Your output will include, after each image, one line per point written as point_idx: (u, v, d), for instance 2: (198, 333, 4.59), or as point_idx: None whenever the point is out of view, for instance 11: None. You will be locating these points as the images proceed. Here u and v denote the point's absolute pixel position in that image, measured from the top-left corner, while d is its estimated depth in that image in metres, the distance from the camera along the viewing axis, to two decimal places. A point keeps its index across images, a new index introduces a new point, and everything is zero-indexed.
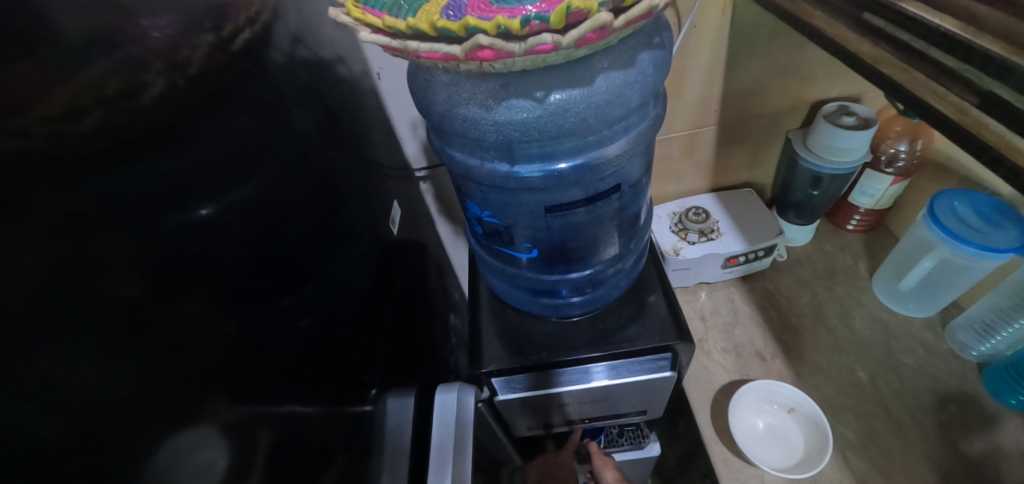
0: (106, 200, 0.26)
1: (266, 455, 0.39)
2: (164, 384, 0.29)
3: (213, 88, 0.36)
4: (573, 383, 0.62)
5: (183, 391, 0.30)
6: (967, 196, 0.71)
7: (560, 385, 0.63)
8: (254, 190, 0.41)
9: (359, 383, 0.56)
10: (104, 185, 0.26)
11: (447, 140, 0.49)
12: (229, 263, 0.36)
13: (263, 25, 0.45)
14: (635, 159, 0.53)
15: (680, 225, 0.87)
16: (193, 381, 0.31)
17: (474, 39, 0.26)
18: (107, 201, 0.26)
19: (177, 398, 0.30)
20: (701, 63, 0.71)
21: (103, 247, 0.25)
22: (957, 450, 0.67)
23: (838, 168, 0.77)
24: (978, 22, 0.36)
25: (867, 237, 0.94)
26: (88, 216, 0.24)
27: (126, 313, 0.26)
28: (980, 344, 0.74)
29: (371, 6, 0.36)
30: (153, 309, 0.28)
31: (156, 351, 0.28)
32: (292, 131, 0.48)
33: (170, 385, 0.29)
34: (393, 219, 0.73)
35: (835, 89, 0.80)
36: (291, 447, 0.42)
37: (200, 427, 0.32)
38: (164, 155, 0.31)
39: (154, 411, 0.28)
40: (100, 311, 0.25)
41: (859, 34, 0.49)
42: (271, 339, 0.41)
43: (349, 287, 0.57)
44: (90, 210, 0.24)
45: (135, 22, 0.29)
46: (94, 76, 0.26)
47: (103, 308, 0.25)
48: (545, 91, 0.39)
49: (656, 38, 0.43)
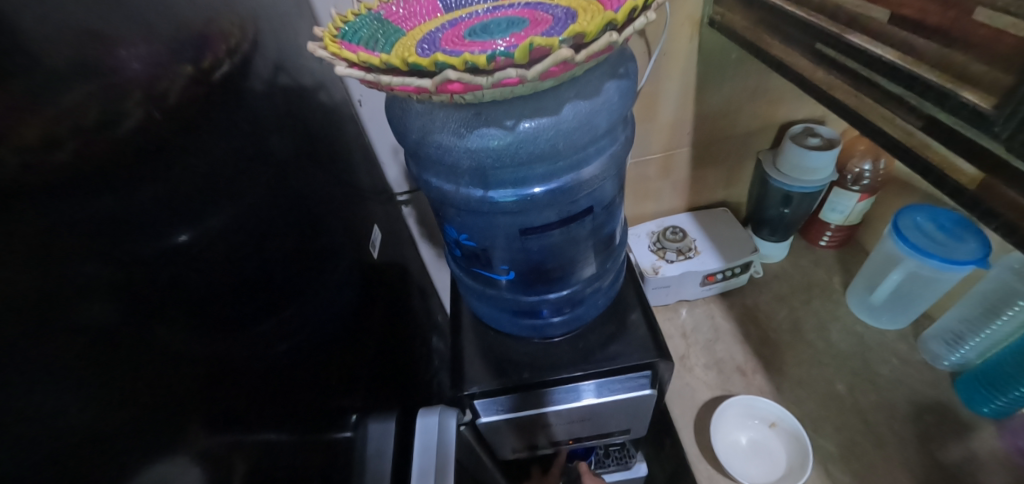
0: (79, 230, 0.26)
1: None
2: (135, 414, 0.29)
3: (193, 117, 0.37)
4: (563, 402, 0.62)
5: (155, 421, 0.30)
6: (927, 211, 0.74)
7: (550, 404, 0.62)
8: (232, 217, 0.41)
9: (337, 409, 0.55)
10: (78, 211, 0.26)
11: (424, 166, 0.50)
12: (206, 290, 0.37)
13: (243, 55, 0.46)
14: (607, 181, 0.55)
15: (659, 244, 0.88)
16: (168, 409, 0.31)
17: (443, 74, 0.27)
18: (81, 229, 0.26)
19: (148, 429, 0.29)
20: (671, 88, 0.74)
21: (75, 275, 0.26)
22: (935, 458, 0.68)
23: (806, 186, 0.80)
24: (916, 52, 0.39)
25: (840, 252, 0.97)
26: (61, 242, 0.25)
27: (100, 340, 0.27)
28: (951, 354, 0.76)
29: (348, 40, 0.38)
30: (125, 337, 0.28)
31: (129, 378, 0.28)
32: (271, 158, 0.49)
33: (143, 415, 0.29)
34: (375, 242, 0.73)
35: (801, 111, 0.84)
36: (267, 476, 0.42)
37: (175, 456, 0.31)
38: (143, 182, 0.31)
39: (126, 440, 0.28)
40: (70, 339, 0.25)
41: (813, 62, 0.52)
42: (249, 366, 0.41)
43: (328, 311, 0.57)
44: (58, 238, 0.25)
45: (113, 52, 0.30)
46: (72, 106, 0.26)
47: (75, 336, 0.25)
48: (515, 120, 0.41)
49: (620, 68, 0.45)
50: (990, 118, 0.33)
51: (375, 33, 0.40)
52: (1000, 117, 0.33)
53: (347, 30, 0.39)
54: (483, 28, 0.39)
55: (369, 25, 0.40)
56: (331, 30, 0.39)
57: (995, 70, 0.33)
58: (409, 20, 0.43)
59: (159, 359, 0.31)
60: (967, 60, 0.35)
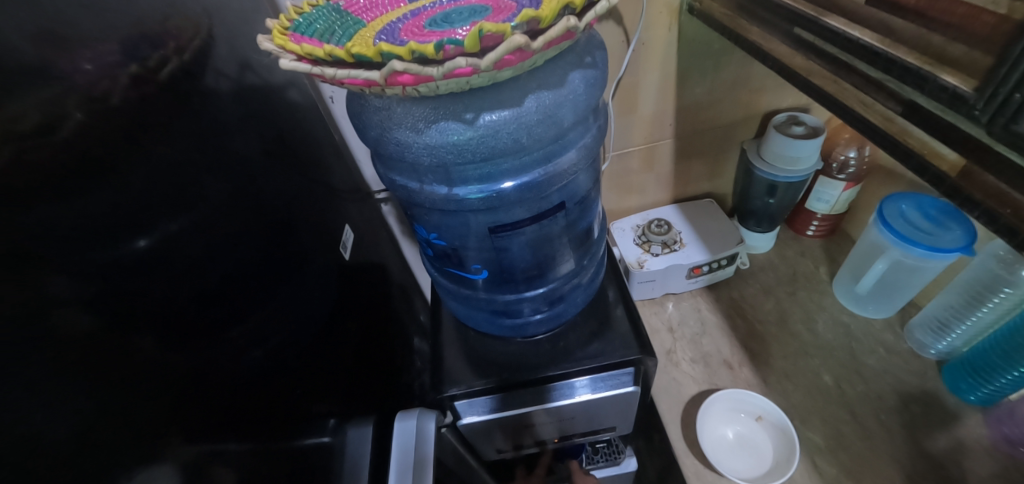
0: (24, 238, 0.25)
1: None
2: (99, 428, 0.28)
3: (148, 116, 0.35)
4: (561, 399, 0.62)
5: (121, 434, 0.29)
6: (912, 199, 0.73)
7: (552, 400, 0.62)
8: (197, 219, 0.39)
9: (315, 414, 0.54)
10: (23, 221, 0.25)
11: (388, 165, 0.48)
12: (175, 296, 0.35)
13: (199, 50, 0.44)
14: (580, 175, 0.53)
15: (644, 237, 0.87)
16: (136, 421, 0.30)
17: (388, 65, 0.25)
18: (28, 238, 0.25)
19: (118, 442, 0.29)
20: (653, 79, 0.73)
21: (23, 287, 0.24)
22: (921, 449, 0.68)
23: (791, 176, 0.79)
24: (894, 34, 0.38)
25: (826, 242, 0.96)
26: (9, 255, 0.24)
27: (58, 353, 0.26)
28: (937, 342, 0.75)
29: (302, 32, 0.36)
30: (86, 350, 0.27)
31: (93, 390, 0.27)
32: (238, 159, 0.47)
33: (109, 429, 0.28)
34: (347, 243, 0.70)
35: (785, 99, 0.82)
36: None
37: (148, 469, 0.31)
38: (96, 187, 0.30)
39: (94, 455, 0.27)
40: (27, 353, 0.24)
41: (792, 47, 0.51)
42: (223, 373, 0.40)
43: (304, 314, 0.55)
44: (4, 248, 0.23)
45: (58, 51, 0.29)
46: (7, 110, 0.25)
47: (31, 350, 0.24)
48: (474, 113, 0.39)
49: (587, 57, 0.44)
50: (969, 100, 0.32)
51: (331, 25, 0.38)
52: (980, 100, 0.31)
53: (300, 22, 0.37)
54: (444, 17, 0.38)
55: (326, 17, 0.39)
56: (283, 22, 0.37)
57: (973, 51, 0.32)
58: (371, 11, 0.41)
59: (127, 370, 0.30)
60: (946, 42, 0.34)
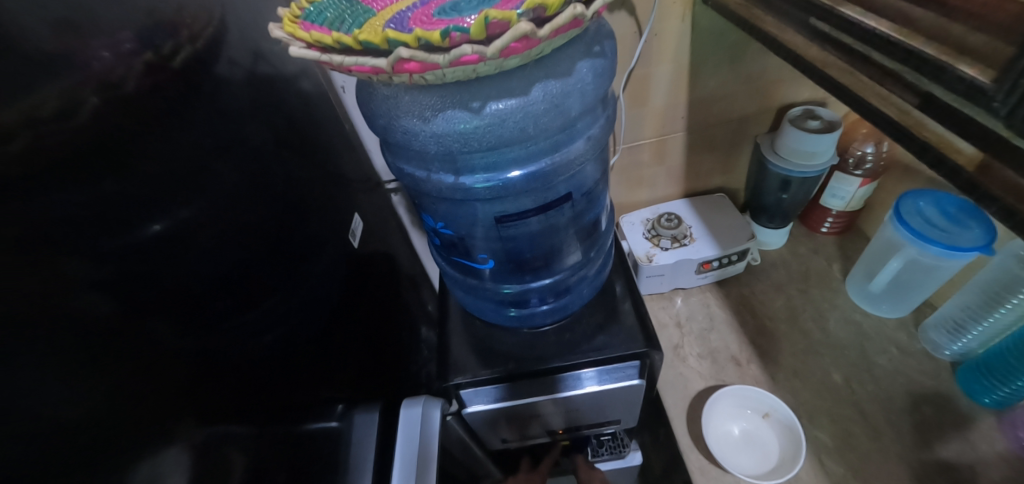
0: (43, 222, 0.25)
1: (238, 473, 0.39)
2: (117, 405, 0.29)
3: (161, 102, 0.36)
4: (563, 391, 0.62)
5: (138, 412, 0.30)
6: (931, 196, 0.71)
7: (562, 390, 0.61)
8: (210, 204, 0.40)
9: (323, 399, 0.55)
10: (42, 206, 0.25)
11: (396, 154, 0.49)
12: (188, 279, 0.36)
13: (211, 39, 0.44)
14: (587, 166, 0.53)
15: (653, 232, 0.87)
16: (152, 400, 0.32)
17: (395, 52, 0.26)
18: (48, 221, 0.26)
19: (133, 419, 0.30)
20: (665, 70, 0.72)
21: (45, 267, 0.25)
22: (932, 450, 0.67)
23: (805, 171, 0.78)
24: (911, 24, 0.37)
25: (841, 239, 0.95)
26: (28, 238, 0.25)
27: (79, 333, 0.27)
28: (952, 344, 0.74)
29: (312, 21, 0.36)
30: (103, 331, 0.28)
31: (110, 370, 0.29)
32: (250, 147, 0.47)
33: (126, 407, 0.29)
34: (356, 232, 0.70)
35: (802, 92, 0.81)
36: (256, 464, 0.42)
37: (162, 446, 0.32)
38: (110, 172, 0.30)
39: (111, 433, 0.28)
40: (48, 332, 0.25)
41: (807, 38, 0.50)
42: (235, 356, 0.41)
43: (314, 299, 0.56)
44: (23, 232, 0.24)
45: (80, 39, 0.30)
46: (26, 96, 0.25)
47: (52, 328, 0.25)
48: (481, 102, 0.39)
49: (595, 47, 0.44)
50: (988, 92, 0.31)
51: (341, 13, 0.38)
52: (999, 91, 0.30)
53: (311, 11, 0.37)
54: (453, 6, 0.38)
55: (337, 5, 0.39)
56: (294, 10, 0.37)
57: (995, 40, 0.31)
58: None
59: (141, 353, 0.31)
60: (965, 32, 0.33)
